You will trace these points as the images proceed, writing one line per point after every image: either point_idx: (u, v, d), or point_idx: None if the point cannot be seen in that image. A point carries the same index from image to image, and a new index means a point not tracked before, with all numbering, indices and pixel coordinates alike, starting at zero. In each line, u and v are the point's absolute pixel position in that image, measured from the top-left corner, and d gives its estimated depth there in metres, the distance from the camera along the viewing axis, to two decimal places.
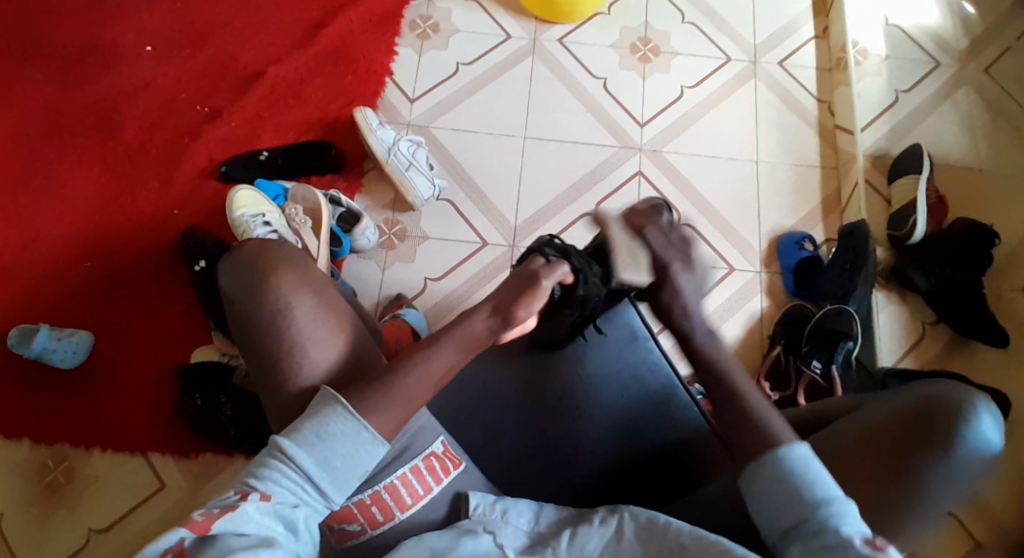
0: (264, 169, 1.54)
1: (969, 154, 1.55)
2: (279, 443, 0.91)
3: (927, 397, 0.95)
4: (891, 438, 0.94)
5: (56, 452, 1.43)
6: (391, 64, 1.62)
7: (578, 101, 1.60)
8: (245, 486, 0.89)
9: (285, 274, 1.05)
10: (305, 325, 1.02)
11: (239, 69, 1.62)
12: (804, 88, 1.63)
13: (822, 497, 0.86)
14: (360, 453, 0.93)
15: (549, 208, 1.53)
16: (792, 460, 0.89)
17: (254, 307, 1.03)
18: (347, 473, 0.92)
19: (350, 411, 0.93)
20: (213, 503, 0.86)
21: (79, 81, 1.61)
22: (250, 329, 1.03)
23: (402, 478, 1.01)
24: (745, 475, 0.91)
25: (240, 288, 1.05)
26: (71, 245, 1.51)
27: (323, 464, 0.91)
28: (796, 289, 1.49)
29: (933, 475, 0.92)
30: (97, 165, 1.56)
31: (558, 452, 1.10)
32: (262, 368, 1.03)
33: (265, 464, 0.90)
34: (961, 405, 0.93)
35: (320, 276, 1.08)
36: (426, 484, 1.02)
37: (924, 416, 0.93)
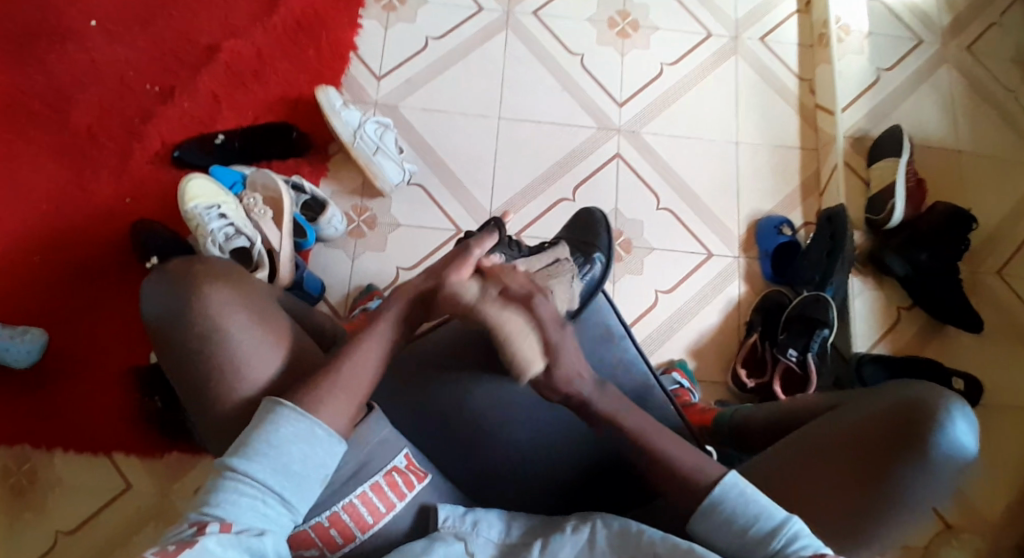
0: (220, 153, 1.46)
1: (948, 136, 1.53)
2: (229, 462, 0.89)
3: (905, 397, 0.93)
4: (868, 438, 0.93)
5: (16, 455, 1.36)
6: (355, 39, 1.54)
7: (554, 79, 1.54)
8: (200, 516, 0.86)
9: (212, 288, 1.00)
10: (241, 341, 0.98)
11: (191, 43, 1.52)
12: (784, 65, 1.58)
13: (769, 526, 0.88)
14: (318, 454, 0.92)
15: (521, 195, 1.47)
16: (729, 496, 0.90)
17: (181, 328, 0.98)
18: (306, 480, 0.91)
19: (299, 413, 0.92)
20: (168, 538, 0.83)
21: (17, 57, 1.49)
22: (180, 348, 0.98)
23: (362, 497, 0.96)
24: (696, 515, 0.91)
25: (167, 305, 0.99)
26: (17, 235, 1.42)
27: (281, 473, 0.90)
28: (774, 275, 1.47)
29: (911, 476, 0.90)
30: (40, 149, 1.46)
31: (523, 462, 1.08)
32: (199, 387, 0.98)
33: (218, 487, 0.88)
34: (938, 405, 0.91)
35: (250, 286, 1.04)
36: (389, 501, 0.97)
37: (902, 415, 0.92)
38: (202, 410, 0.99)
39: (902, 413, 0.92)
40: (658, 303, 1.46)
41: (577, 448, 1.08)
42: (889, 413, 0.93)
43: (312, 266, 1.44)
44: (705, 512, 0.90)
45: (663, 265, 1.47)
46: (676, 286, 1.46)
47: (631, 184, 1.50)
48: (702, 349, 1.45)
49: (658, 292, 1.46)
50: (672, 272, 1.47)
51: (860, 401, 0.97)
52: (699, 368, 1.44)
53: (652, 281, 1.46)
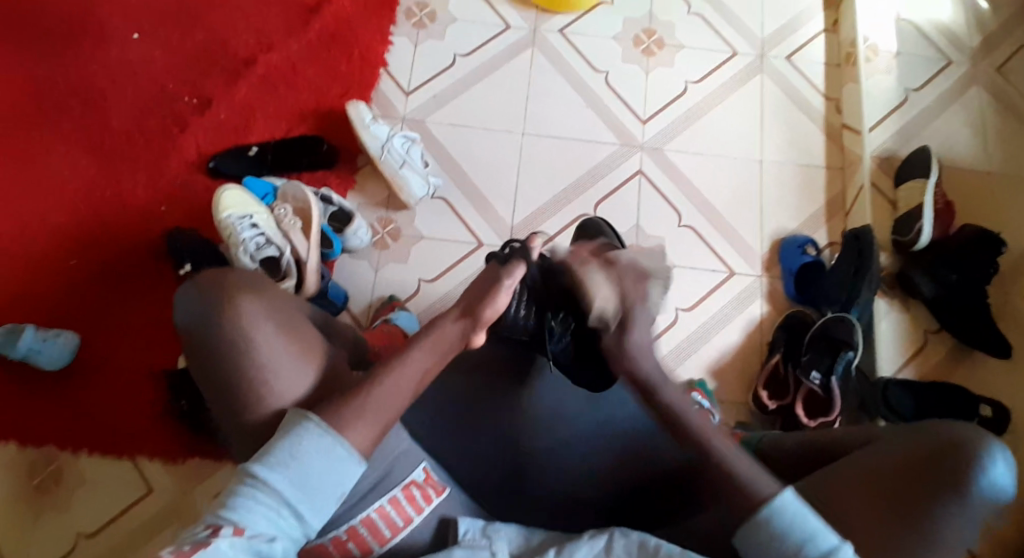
0: (252, 164, 1.49)
1: (978, 157, 1.51)
2: (250, 469, 0.91)
3: (942, 438, 0.94)
4: (903, 477, 0.94)
5: (45, 453, 1.41)
6: (384, 53, 1.57)
7: (579, 95, 1.55)
8: (216, 519, 0.88)
9: (243, 299, 1.03)
10: (267, 356, 1.01)
11: (226, 56, 1.56)
12: (812, 84, 1.58)
13: (821, 548, 0.87)
14: (336, 471, 0.93)
15: (543, 209, 1.48)
16: (784, 513, 0.89)
17: (213, 336, 1.02)
18: (323, 496, 0.92)
19: (324, 429, 0.93)
20: (183, 539, 0.86)
21: (62, 67, 1.55)
22: (208, 359, 1.02)
23: (380, 510, 0.99)
24: (744, 526, 0.90)
25: (196, 318, 1.03)
26: (54, 239, 1.47)
27: (298, 486, 0.91)
28: (798, 294, 1.46)
29: (949, 515, 0.91)
30: (79, 157, 1.51)
31: (550, 480, 1.10)
32: (228, 393, 1.02)
33: (236, 492, 0.90)
34: (974, 445, 0.93)
35: (279, 297, 1.07)
36: (406, 514, 1.00)
37: (938, 455, 0.93)
38: (226, 412, 1.03)
39: (937, 453, 0.93)
40: (679, 320, 1.46)
41: (607, 472, 1.09)
42: (925, 452, 0.94)
43: (336, 276, 1.46)
44: (757, 522, 0.90)
45: (685, 282, 1.47)
46: (697, 304, 1.46)
47: (654, 201, 1.50)
48: (723, 368, 1.44)
49: (678, 310, 1.46)
50: (694, 290, 1.47)
51: (895, 438, 0.98)
52: (720, 388, 1.43)
53: (673, 298, 1.46)
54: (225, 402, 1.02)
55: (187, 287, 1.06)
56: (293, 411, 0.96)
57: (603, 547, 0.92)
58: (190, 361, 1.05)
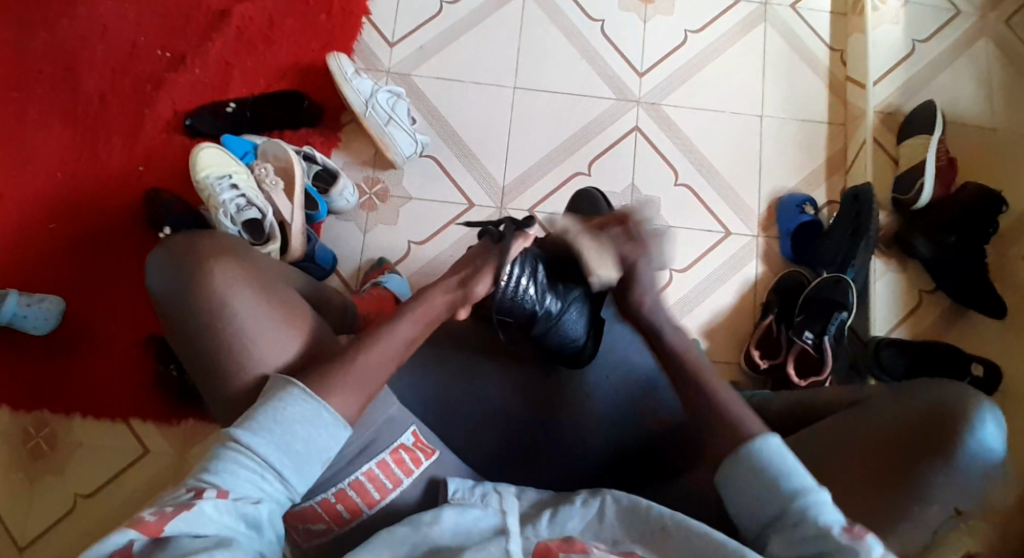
0: (231, 122, 1.43)
1: (984, 112, 1.46)
2: (232, 433, 0.90)
3: (932, 399, 0.95)
4: (895, 439, 0.94)
5: (37, 418, 1.40)
6: (367, 2, 1.49)
7: (573, 46, 1.48)
8: (200, 482, 0.88)
9: (219, 266, 1.01)
10: (249, 322, 1.00)
11: (201, 6, 1.48)
12: (816, 34, 1.51)
13: (794, 486, 0.86)
14: (321, 435, 0.92)
15: (535, 169, 1.44)
16: (765, 453, 0.88)
17: (190, 307, 1.00)
18: (308, 459, 0.91)
19: (307, 394, 0.93)
20: (166, 500, 0.86)
21: (28, 19, 1.47)
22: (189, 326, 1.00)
23: (368, 474, 0.98)
24: (729, 459, 0.89)
25: (173, 283, 1.01)
26: (31, 202, 1.42)
27: (281, 450, 0.90)
28: (793, 254, 1.44)
29: (939, 476, 0.91)
30: (51, 114, 1.45)
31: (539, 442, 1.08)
32: (212, 366, 1.00)
33: (219, 457, 0.89)
34: (966, 410, 0.93)
35: (256, 261, 1.05)
36: (395, 477, 0.99)
37: (929, 416, 0.93)
38: (211, 397, 1.02)
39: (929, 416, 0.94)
40: (672, 282, 1.44)
41: (598, 438, 1.08)
42: (915, 413, 0.94)
43: (323, 238, 1.43)
44: (737, 458, 0.89)
45: (680, 242, 1.44)
46: (691, 265, 1.44)
47: (648, 159, 1.45)
48: (716, 328, 1.43)
49: (672, 271, 1.44)
50: (688, 250, 1.44)
51: (886, 400, 0.98)
52: (713, 348, 1.42)
53: (667, 259, 1.44)
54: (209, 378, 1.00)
55: (161, 255, 1.04)
56: (276, 376, 0.94)
57: (596, 510, 0.91)
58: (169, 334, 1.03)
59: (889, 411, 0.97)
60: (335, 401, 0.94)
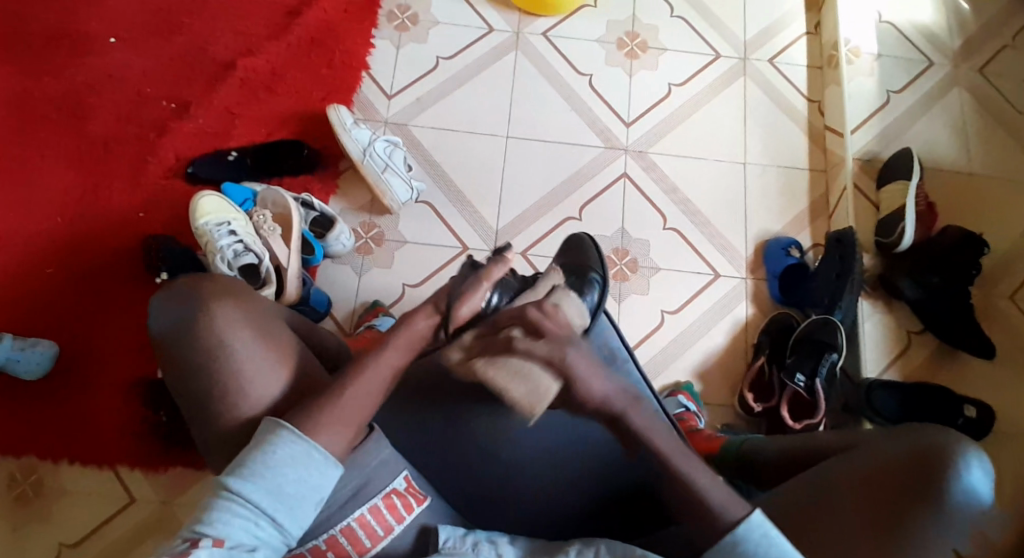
0: (232, 170, 1.47)
1: (960, 157, 1.52)
2: (224, 481, 0.90)
3: (920, 443, 0.96)
4: (884, 487, 0.94)
5: (24, 463, 1.38)
6: (367, 56, 1.56)
7: (563, 98, 1.55)
8: (195, 533, 0.87)
9: (223, 307, 1.03)
10: (247, 358, 1.01)
11: (206, 60, 1.54)
12: (795, 87, 1.58)
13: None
14: (312, 477, 0.93)
15: (527, 214, 1.48)
16: (751, 539, 0.88)
17: (189, 343, 1.02)
18: (302, 503, 0.91)
19: (296, 436, 0.93)
20: (162, 553, 0.85)
21: (39, 72, 1.52)
22: (187, 362, 1.01)
23: (360, 519, 0.97)
24: (711, 551, 0.88)
25: (177, 319, 1.03)
26: (32, 247, 1.44)
27: (274, 495, 0.90)
28: (782, 296, 1.46)
29: (929, 524, 0.91)
30: (57, 162, 1.48)
31: (531, 486, 1.08)
32: (204, 401, 1.01)
33: (213, 506, 0.89)
34: (953, 453, 0.93)
35: (259, 304, 1.07)
36: (387, 523, 0.97)
37: (918, 459, 0.94)
38: (205, 418, 1.02)
39: (919, 460, 0.94)
40: (664, 323, 1.45)
41: (591, 480, 1.08)
42: (906, 457, 0.95)
43: (319, 282, 1.45)
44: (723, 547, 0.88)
45: (670, 284, 1.47)
46: (682, 307, 1.46)
47: (638, 204, 1.50)
48: (708, 370, 1.44)
49: (663, 313, 1.46)
50: (679, 292, 1.47)
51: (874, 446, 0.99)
52: (705, 389, 1.43)
53: (658, 301, 1.46)
54: (204, 405, 1.01)
55: (163, 298, 1.07)
56: (266, 420, 0.95)
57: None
58: (166, 370, 1.04)
59: (881, 454, 0.97)
60: (322, 439, 0.94)
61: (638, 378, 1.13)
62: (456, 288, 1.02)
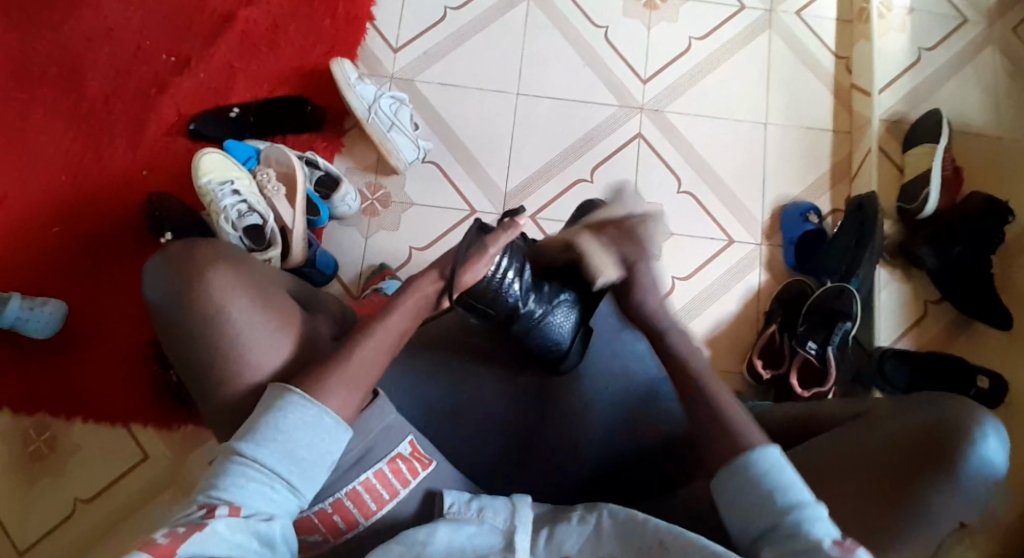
0: (235, 127, 1.43)
1: (991, 121, 1.45)
2: (236, 447, 0.91)
3: (936, 414, 0.95)
4: (893, 456, 0.94)
5: (38, 421, 1.41)
6: (372, 7, 1.49)
7: (577, 53, 1.48)
8: (210, 498, 0.88)
9: (218, 272, 1.01)
10: (240, 326, 1.00)
11: (205, 11, 1.48)
12: (823, 42, 1.50)
13: (791, 500, 0.86)
14: (324, 441, 0.93)
15: (537, 176, 1.44)
16: (760, 465, 0.89)
17: (184, 311, 1.00)
18: (314, 465, 0.92)
19: (305, 399, 0.94)
20: (179, 520, 0.85)
21: (33, 22, 1.47)
22: (186, 330, 1.00)
23: (366, 484, 0.97)
24: (720, 476, 0.90)
25: (175, 287, 1.01)
26: (35, 207, 1.43)
27: (288, 459, 0.91)
28: (797, 263, 1.42)
29: (939, 495, 0.91)
30: (55, 117, 1.45)
31: (536, 460, 1.08)
32: (201, 369, 1.01)
33: (226, 471, 0.90)
34: (967, 425, 0.93)
35: (255, 269, 1.05)
36: (392, 488, 0.98)
37: (935, 432, 0.93)
38: (207, 401, 1.02)
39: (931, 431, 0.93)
40: (674, 289, 1.43)
41: (598, 447, 1.09)
42: (923, 429, 0.94)
43: (324, 244, 1.43)
44: (736, 468, 0.90)
45: (682, 250, 1.44)
46: (693, 273, 1.43)
47: (652, 166, 1.45)
48: (718, 336, 1.42)
49: (674, 279, 1.43)
50: (691, 258, 1.44)
51: (888, 414, 0.98)
52: (714, 357, 1.42)
53: (669, 267, 1.43)
54: (205, 374, 1.00)
55: (159, 260, 1.05)
56: (274, 386, 0.96)
57: (593, 531, 0.90)
58: (161, 337, 1.03)
59: (897, 423, 0.96)
60: (335, 403, 0.95)
61: (644, 348, 1.15)
62: (458, 255, 1.01)
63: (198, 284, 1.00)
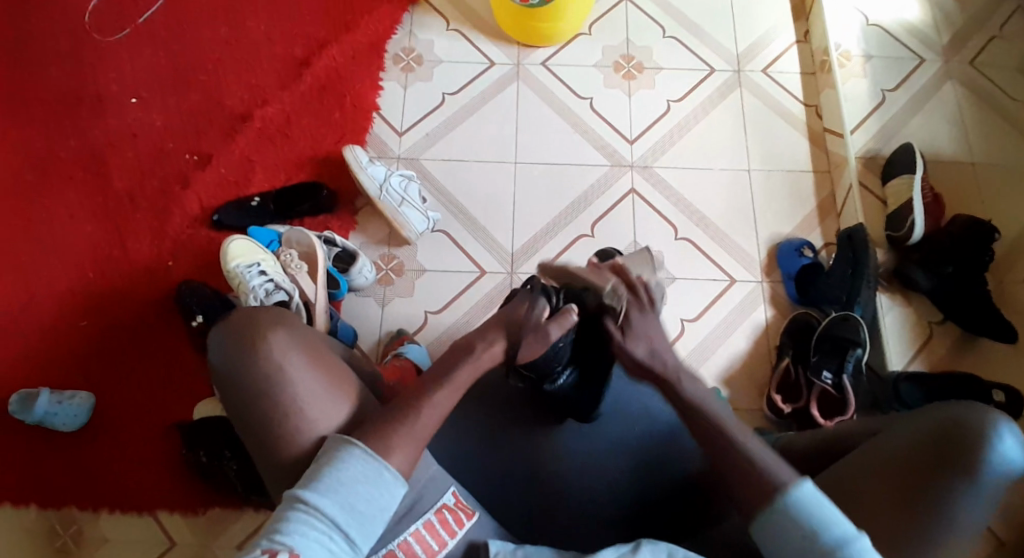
0: (255, 214, 1.53)
1: (959, 148, 1.55)
2: (299, 495, 0.89)
3: (945, 416, 0.92)
4: (912, 465, 0.91)
5: (65, 516, 1.37)
6: (376, 98, 1.63)
7: (566, 122, 1.60)
8: (271, 545, 0.86)
9: (274, 332, 1.00)
10: (301, 385, 0.98)
11: (223, 114, 1.61)
12: (792, 95, 1.63)
13: (836, 536, 0.86)
14: (383, 496, 0.91)
15: (539, 235, 1.52)
16: (801, 504, 0.88)
17: (246, 375, 0.98)
18: (372, 520, 0.90)
19: (368, 454, 0.92)
20: None
21: (64, 137, 1.59)
22: (244, 391, 0.98)
23: (415, 534, 0.95)
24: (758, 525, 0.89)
25: (230, 352, 0.99)
26: (64, 303, 1.48)
27: (348, 511, 0.89)
28: (799, 297, 1.47)
29: (959, 497, 0.88)
30: (85, 220, 1.54)
31: (567, 496, 1.08)
32: (260, 433, 0.98)
33: (288, 517, 0.88)
34: (980, 426, 0.89)
35: (307, 330, 1.04)
36: (440, 539, 0.96)
37: (945, 440, 0.90)
38: (260, 457, 1.00)
39: (944, 437, 0.90)
40: (685, 332, 1.46)
41: (627, 480, 1.09)
42: (931, 441, 0.91)
43: (343, 315, 1.48)
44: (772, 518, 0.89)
45: (687, 293, 1.49)
46: (702, 313, 1.47)
47: (649, 217, 1.53)
48: (734, 374, 1.44)
49: (683, 321, 1.47)
50: (697, 300, 1.48)
51: (898, 428, 0.95)
52: (732, 395, 1.43)
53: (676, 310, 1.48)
54: (257, 434, 0.98)
55: (217, 329, 1.04)
56: (329, 439, 0.95)
57: (627, 549, 0.89)
58: (224, 405, 1.01)
59: (904, 438, 0.93)
60: (393, 460, 0.93)
61: None
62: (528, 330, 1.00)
63: (257, 345, 0.98)
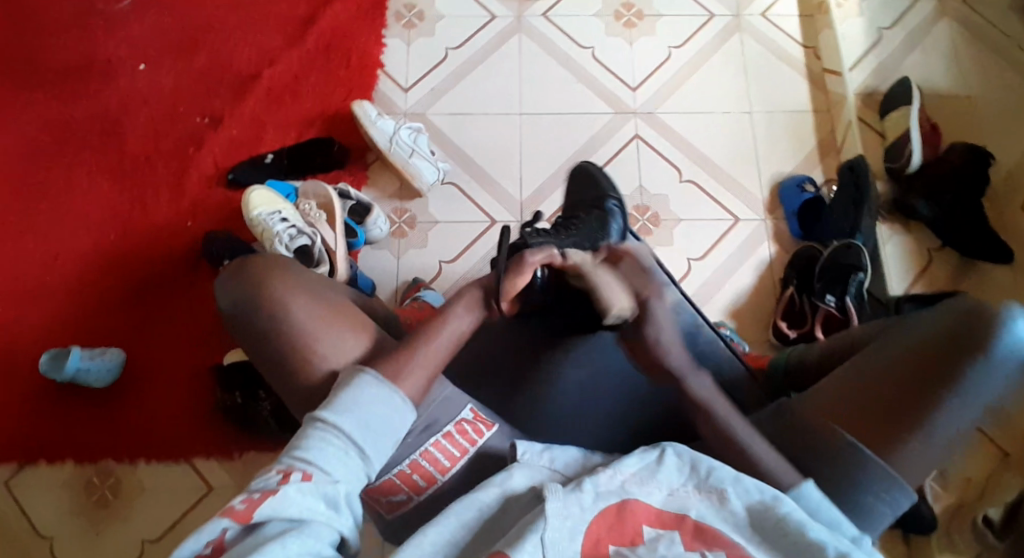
0: (271, 170, 1.57)
1: (954, 81, 1.59)
2: (318, 415, 0.91)
3: (954, 312, 0.94)
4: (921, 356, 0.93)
5: (102, 467, 1.42)
6: (380, 55, 1.66)
7: (568, 70, 1.64)
8: (287, 463, 0.87)
9: (279, 279, 1.04)
10: (313, 324, 1.01)
11: (232, 75, 1.65)
12: (790, 37, 1.67)
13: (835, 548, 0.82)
14: (394, 417, 0.94)
15: (548, 184, 1.55)
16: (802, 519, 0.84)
17: (258, 319, 1.02)
18: (384, 438, 0.92)
19: (379, 379, 0.95)
20: (256, 485, 0.85)
21: (80, 104, 1.63)
22: (257, 334, 1.02)
23: (436, 446, 0.99)
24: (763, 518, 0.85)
25: (241, 300, 1.03)
26: (89, 264, 1.53)
27: (363, 429, 0.91)
28: (802, 231, 1.51)
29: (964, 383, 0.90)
30: (104, 184, 1.58)
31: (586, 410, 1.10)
32: (280, 372, 1.01)
33: (307, 435, 0.90)
34: (989, 316, 0.91)
35: (310, 275, 1.07)
36: (462, 446, 0.99)
37: (952, 332, 0.92)
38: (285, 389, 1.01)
39: (953, 330, 0.92)
40: (691, 271, 1.50)
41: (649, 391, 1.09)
42: (942, 333, 0.93)
43: (360, 266, 1.51)
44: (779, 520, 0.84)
45: (693, 233, 1.53)
46: (707, 253, 1.51)
47: (654, 161, 1.57)
48: (741, 312, 1.48)
49: (690, 260, 1.51)
50: (703, 240, 1.52)
51: (904, 328, 0.97)
52: (740, 327, 1.47)
53: (683, 250, 1.51)
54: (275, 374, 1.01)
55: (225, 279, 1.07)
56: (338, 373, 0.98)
57: (653, 460, 0.89)
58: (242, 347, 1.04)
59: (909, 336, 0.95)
60: (404, 387, 0.96)
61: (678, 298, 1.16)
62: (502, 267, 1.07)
63: (266, 291, 1.02)
